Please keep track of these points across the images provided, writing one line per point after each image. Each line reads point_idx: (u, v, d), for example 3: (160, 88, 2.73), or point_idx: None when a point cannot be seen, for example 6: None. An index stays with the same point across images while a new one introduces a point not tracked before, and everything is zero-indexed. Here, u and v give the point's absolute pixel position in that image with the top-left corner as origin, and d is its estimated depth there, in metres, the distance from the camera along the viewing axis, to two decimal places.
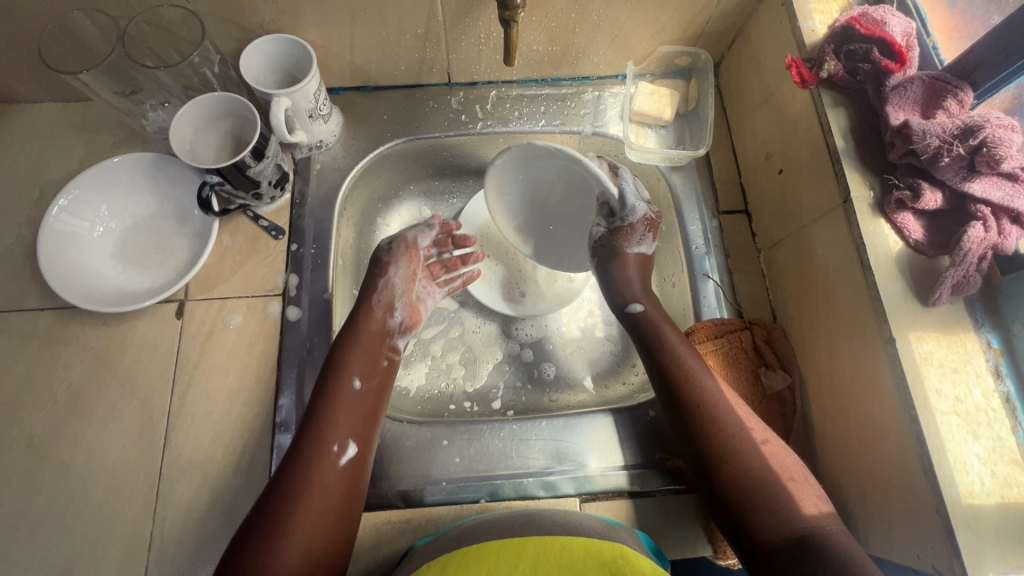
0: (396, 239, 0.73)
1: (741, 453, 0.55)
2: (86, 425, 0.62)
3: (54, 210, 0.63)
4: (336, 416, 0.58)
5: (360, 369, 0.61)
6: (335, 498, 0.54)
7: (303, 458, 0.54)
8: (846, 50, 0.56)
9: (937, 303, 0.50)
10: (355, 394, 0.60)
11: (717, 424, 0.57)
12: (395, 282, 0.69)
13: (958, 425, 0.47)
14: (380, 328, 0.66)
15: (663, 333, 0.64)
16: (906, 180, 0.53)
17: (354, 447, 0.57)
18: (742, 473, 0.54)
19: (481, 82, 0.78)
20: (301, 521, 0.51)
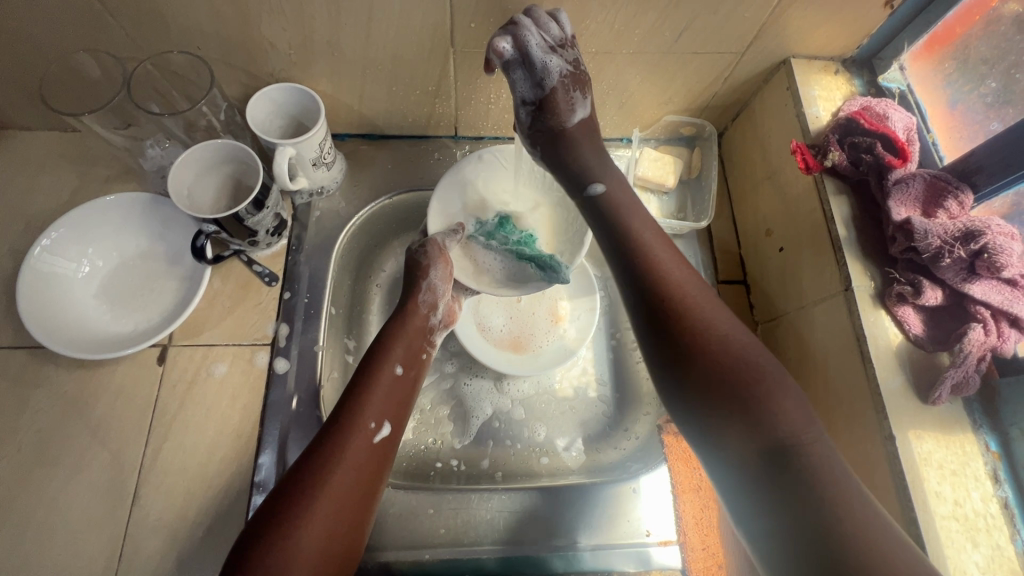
0: (429, 239, 0.67)
1: (776, 410, 0.45)
2: (50, 475, 0.58)
3: (37, 249, 0.61)
4: (373, 396, 0.56)
5: (402, 357, 0.60)
6: (365, 474, 0.51)
7: (338, 430, 0.52)
8: (850, 141, 0.58)
9: (937, 401, 0.50)
10: (396, 379, 0.58)
11: (732, 364, 0.48)
12: (438, 280, 0.64)
13: (958, 531, 0.47)
14: (422, 325, 0.65)
15: (654, 266, 0.54)
16: (906, 275, 0.53)
17: (387, 428, 0.55)
18: (771, 431, 0.44)
19: (488, 137, 0.79)
20: (330, 491, 0.48)
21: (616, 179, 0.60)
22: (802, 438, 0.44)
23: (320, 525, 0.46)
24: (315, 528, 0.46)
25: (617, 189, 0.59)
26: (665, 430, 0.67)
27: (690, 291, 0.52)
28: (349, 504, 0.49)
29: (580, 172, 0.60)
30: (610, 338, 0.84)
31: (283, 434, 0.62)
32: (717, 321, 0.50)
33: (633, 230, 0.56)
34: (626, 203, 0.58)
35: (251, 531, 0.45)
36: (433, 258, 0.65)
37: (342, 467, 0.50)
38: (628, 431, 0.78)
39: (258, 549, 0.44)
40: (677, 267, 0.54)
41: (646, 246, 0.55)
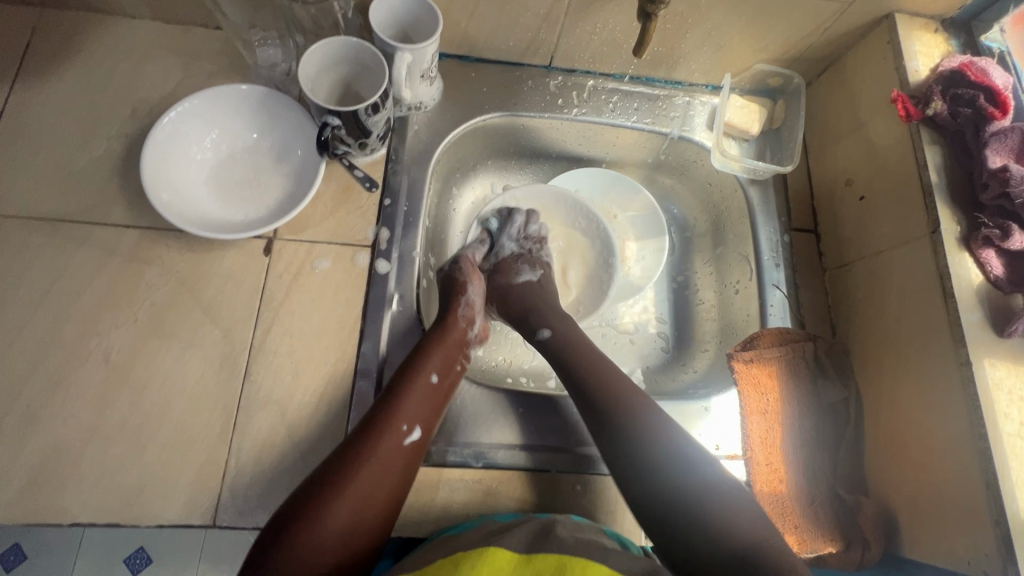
0: (459, 257, 0.73)
1: (771, 519, 0.52)
2: (165, 347, 0.61)
3: (165, 121, 0.63)
4: (409, 400, 0.59)
5: (438, 367, 0.62)
6: (394, 471, 0.55)
7: (372, 430, 0.56)
8: (953, 92, 0.61)
9: (1012, 334, 0.55)
10: (430, 388, 0.61)
11: (778, 518, 0.52)
12: (476, 299, 0.70)
13: (1022, 447, 0.52)
14: (461, 337, 0.67)
15: (594, 392, 0.61)
16: (994, 220, 0.57)
17: (418, 432, 0.59)
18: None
19: (580, 71, 0.80)
20: (357, 488, 0.53)
21: (566, 322, 0.69)
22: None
23: (344, 515, 0.52)
24: (342, 509, 0.52)
25: (562, 328, 0.68)
26: (737, 357, 0.70)
27: (649, 427, 0.57)
28: (373, 500, 0.54)
29: (533, 319, 0.70)
30: (672, 281, 0.88)
31: (383, 329, 0.66)
32: (720, 476, 0.54)
33: (601, 383, 0.61)
34: (585, 349, 0.65)
35: (289, 510, 0.51)
36: (469, 276, 0.71)
37: (373, 467, 0.54)
38: (686, 366, 0.82)
39: (290, 520, 0.50)
40: (628, 393, 0.61)
41: (628, 409, 0.59)
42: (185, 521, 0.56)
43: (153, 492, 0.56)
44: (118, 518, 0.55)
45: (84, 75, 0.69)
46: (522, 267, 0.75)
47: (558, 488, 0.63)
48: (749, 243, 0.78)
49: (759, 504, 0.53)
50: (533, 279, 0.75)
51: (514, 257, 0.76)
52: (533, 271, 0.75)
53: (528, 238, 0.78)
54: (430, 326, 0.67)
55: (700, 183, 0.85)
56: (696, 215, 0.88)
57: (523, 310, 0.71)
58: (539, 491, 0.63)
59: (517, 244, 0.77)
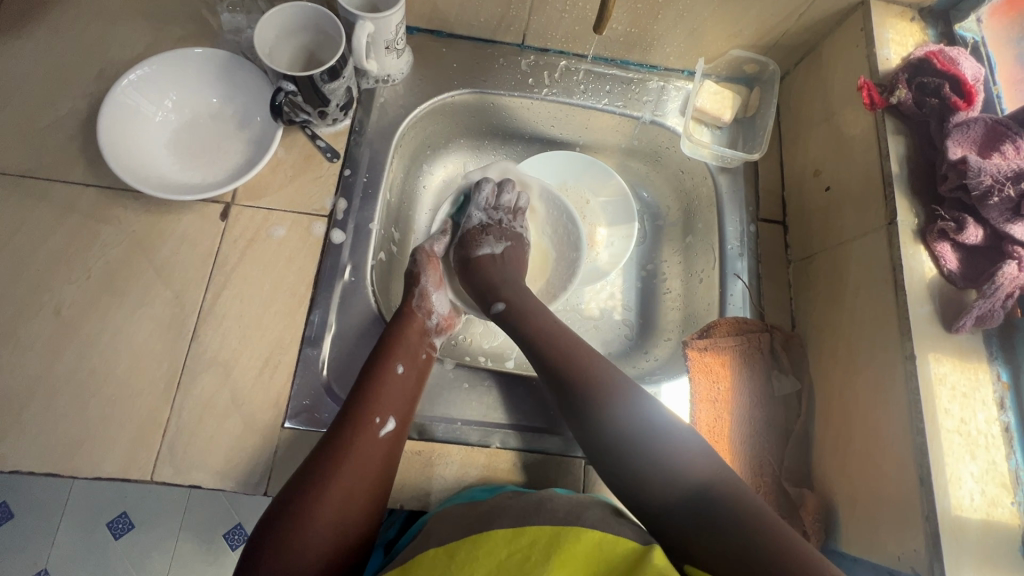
0: (417, 252, 0.73)
1: (762, 517, 0.46)
2: (115, 305, 0.62)
3: (124, 81, 0.63)
4: (379, 392, 0.58)
5: (403, 356, 0.62)
6: (373, 468, 0.54)
7: (344, 428, 0.55)
8: (919, 81, 0.59)
9: (960, 330, 0.54)
10: (398, 379, 0.60)
11: (633, 442, 0.52)
12: (429, 288, 0.70)
13: (959, 443, 0.51)
14: (421, 327, 0.66)
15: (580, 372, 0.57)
16: (952, 213, 0.56)
17: (393, 423, 0.57)
18: (670, 482, 0.50)
19: (553, 50, 0.79)
20: (339, 487, 0.51)
21: (523, 297, 0.67)
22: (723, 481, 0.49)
23: (329, 517, 0.49)
24: (326, 512, 0.49)
25: (515, 300, 0.67)
26: (690, 344, 0.71)
27: (607, 389, 0.56)
28: (356, 499, 0.52)
29: (485, 295, 0.68)
30: (641, 269, 0.87)
31: (333, 298, 0.66)
32: (627, 414, 0.54)
33: (556, 348, 0.60)
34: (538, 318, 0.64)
35: (272, 519, 0.49)
36: (424, 268, 0.71)
37: (350, 463, 0.52)
38: (647, 354, 0.81)
39: (278, 529, 0.48)
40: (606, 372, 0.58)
41: (597, 377, 0.57)
42: (124, 474, 0.57)
43: (94, 445, 0.57)
44: (58, 468, 0.56)
45: (52, 33, 0.70)
46: (485, 240, 0.74)
47: (498, 462, 0.63)
48: (715, 233, 0.77)
49: (741, 501, 0.47)
50: (495, 251, 0.74)
51: (480, 228, 0.75)
52: (496, 243, 0.74)
53: (497, 208, 0.77)
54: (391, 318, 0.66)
55: (672, 170, 0.84)
56: (669, 203, 0.87)
57: (476, 289, 0.70)
58: (478, 465, 0.62)
59: (488, 215, 0.77)
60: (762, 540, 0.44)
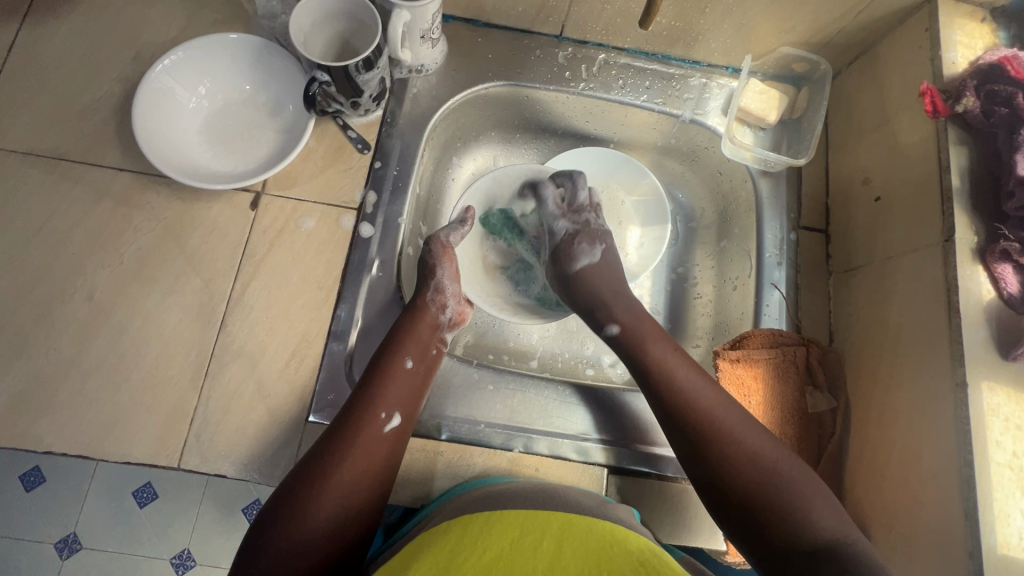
0: (431, 239, 0.69)
1: (804, 509, 0.49)
2: (146, 292, 0.62)
3: (158, 68, 0.63)
4: (386, 387, 0.57)
5: (412, 350, 0.61)
6: (375, 462, 0.53)
7: (349, 421, 0.54)
8: (988, 89, 0.55)
9: (1018, 359, 0.50)
10: (406, 374, 0.59)
11: (786, 502, 0.50)
12: (446, 281, 0.66)
13: (1010, 479, 0.48)
14: (433, 322, 0.64)
15: (693, 408, 0.56)
16: (1016, 233, 0.52)
17: (399, 418, 0.57)
18: (809, 536, 0.48)
19: (592, 43, 0.77)
20: (341, 478, 0.51)
21: (638, 316, 0.64)
22: (845, 535, 0.48)
23: (331, 504, 0.50)
24: (326, 504, 0.50)
25: (632, 325, 0.63)
26: (721, 355, 0.68)
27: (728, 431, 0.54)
28: (359, 491, 0.52)
29: (597, 311, 0.65)
30: (671, 272, 0.84)
31: (361, 293, 0.66)
32: (742, 456, 0.52)
33: (671, 381, 0.58)
34: (648, 338, 0.62)
35: (277, 503, 0.50)
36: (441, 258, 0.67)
37: (353, 456, 0.52)
38: None
39: (275, 518, 0.49)
40: (713, 408, 0.56)
41: (725, 424, 0.54)
42: (152, 459, 0.58)
43: (123, 430, 0.58)
44: (89, 450, 0.57)
45: (90, 15, 0.69)
46: (582, 248, 0.68)
47: (521, 465, 0.62)
48: (753, 240, 0.74)
49: (789, 492, 0.50)
50: (594, 260, 0.68)
51: (569, 237, 0.69)
52: (593, 249, 0.69)
53: (579, 211, 0.71)
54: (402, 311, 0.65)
55: (710, 171, 0.81)
56: (704, 205, 0.84)
57: (591, 301, 0.65)
58: (500, 468, 0.62)
59: (570, 221, 0.70)
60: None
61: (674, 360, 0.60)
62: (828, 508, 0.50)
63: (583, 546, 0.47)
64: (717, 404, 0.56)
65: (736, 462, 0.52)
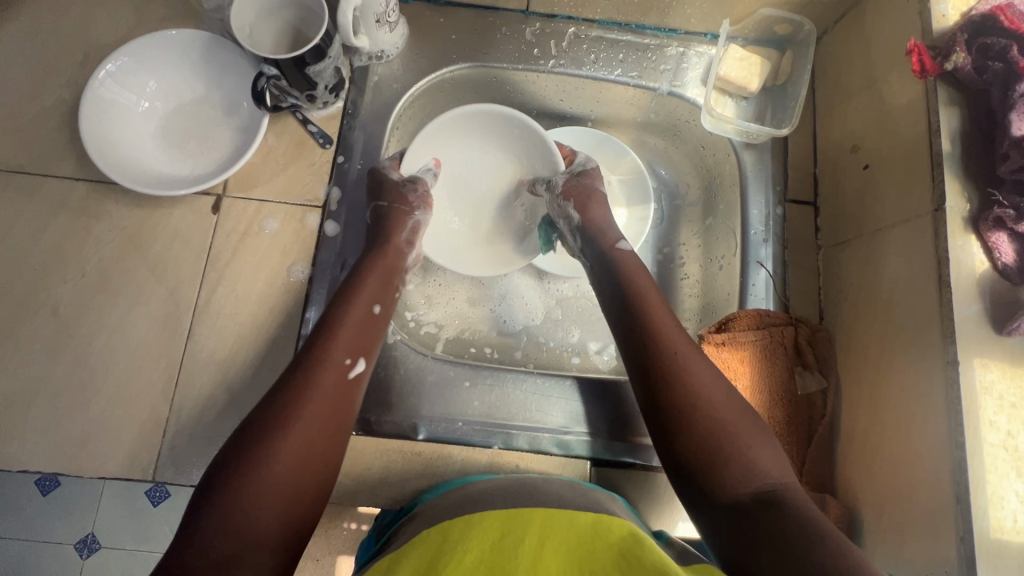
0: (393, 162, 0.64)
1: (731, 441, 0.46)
2: (111, 304, 0.61)
3: (101, 73, 0.60)
4: (341, 331, 0.51)
5: (374, 295, 0.56)
6: (334, 417, 0.47)
7: (303, 368, 0.48)
8: (981, 43, 0.51)
9: (1013, 333, 0.47)
10: (369, 317, 0.54)
11: (719, 452, 0.45)
12: (423, 221, 0.62)
13: (1005, 459, 0.45)
14: (399, 264, 0.60)
15: (671, 363, 0.50)
16: (1011, 199, 0.48)
17: (361, 365, 0.51)
18: (751, 482, 0.44)
19: (561, 16, 0.72)
20: (292, 436, 0.43)
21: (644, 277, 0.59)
22: (786, 485, 0.44)
23: (277, 468, 0.42)
24: (273, 467, 0.42)
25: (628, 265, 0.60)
26: (707, 339, 0.66)
27: (707, 425, 0.46)
28: (317, 450, 0.45)
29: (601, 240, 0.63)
30: (656, 253, 0.79)
31: (330, 293, 0.64)
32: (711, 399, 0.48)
33: (648, 319, 0.54)
34: (651, 294, 0.56)
35: (210, 480, 0.41)
36: (416, 200, 0.63)
37: (306, 405, 0.45)
38: None
39: (208, 488, 0.41)
40: (691, 355, 0.51)
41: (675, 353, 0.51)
42: (128, 474, 0.57)
43: (97, 444, 0.57)
44: (64, 467, 0.57)
45: (35, 18, 0.67)
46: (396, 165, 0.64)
47: (501, 462, 0.61)
48: (737, 216, 0.71)
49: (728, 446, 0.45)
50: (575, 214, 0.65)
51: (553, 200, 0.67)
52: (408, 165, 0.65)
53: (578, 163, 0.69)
54: (362, 251, 0.60)
55: (693, 146, 0.77)
56: (688, 180, 0.79)
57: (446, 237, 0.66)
58: (481, 465, 0.61)
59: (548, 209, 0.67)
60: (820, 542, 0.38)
61: (659, 297, 0.56)
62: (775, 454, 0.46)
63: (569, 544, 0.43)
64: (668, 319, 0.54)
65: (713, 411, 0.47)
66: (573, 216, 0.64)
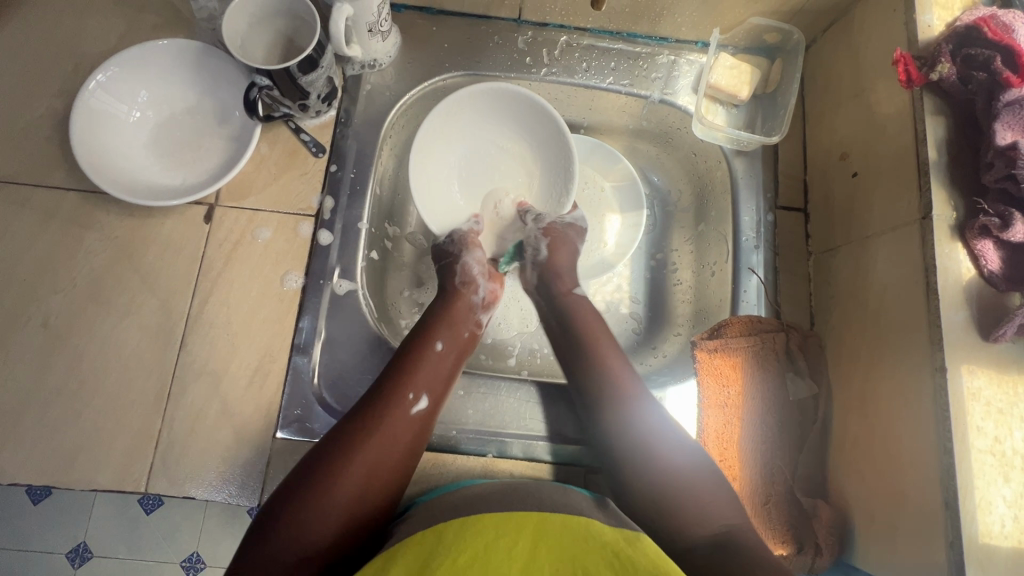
0: (457, 235, 0.67)
1: (684, 508, 0.51)
2: (103, 314, 0.61)
3: (92, 82, 0.60)
4: (420, 370, 0.56)
5: (443, 334, 0.60)
6: (399, 450, 0.51)
7: (377, 402, 0.53)
8: (965, 54, 0.52)
9: (998, 339, 0.48)
10: (437, 356, 0.58)
11: (673, 499, 0.52)
12: (472, 265, 0.65)
13: (992, 465, 0.46)
14: (467, 305, 0.64)
15: (615, 399, 0.58)
16: (996, 207, 0.49)
17: (426, 401, 0.55)
18: (705, 526, 0.50)
19: (553, 25, 0.73)
20: (354, 468, 0.48)
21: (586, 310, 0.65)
22: (736, 528, 0.51)
23: (341, 501, 0.47)
24: (338, 498, 0.47)
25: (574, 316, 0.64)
26: (699, 346, 0.67)
27: (643, 467, 0.54)
28: (377, 477, 0.49)
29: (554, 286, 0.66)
30: (649, 259, 0.80)
31: (323, 302, 0.64)
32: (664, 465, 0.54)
33: (598, 360, 0.60)
34: (592, 321, 0.63)
35: (285, 490, 0.47)
36: (466, 246, 0.66)
37: (375, 439, 0.50)
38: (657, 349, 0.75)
39: (272, 518, 0.46)
40: (631, 394, 0.58)
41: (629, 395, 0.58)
42: (120, 486, 0.57)
43: (89, 456, 0.57)
44: (56, 479, 0.57)
45: (25, 27, 0.66)
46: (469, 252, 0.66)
47: (495, 469, 0.61)
48: (728, 222, 0.72)
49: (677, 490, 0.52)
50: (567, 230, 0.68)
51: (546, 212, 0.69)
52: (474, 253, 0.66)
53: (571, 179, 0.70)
54: (435, 297, 0.65)
55: (685, 153, 0.77)
56: (680, 187, 0.80)
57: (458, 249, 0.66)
58: (475, 473, 0.61)
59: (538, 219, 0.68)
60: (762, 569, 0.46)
61: (611, 345, 0.62)
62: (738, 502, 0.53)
63: (559, 548, 0.43)
64: (616, 363, 0.60)
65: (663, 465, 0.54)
66: (540, 254, 0.67)
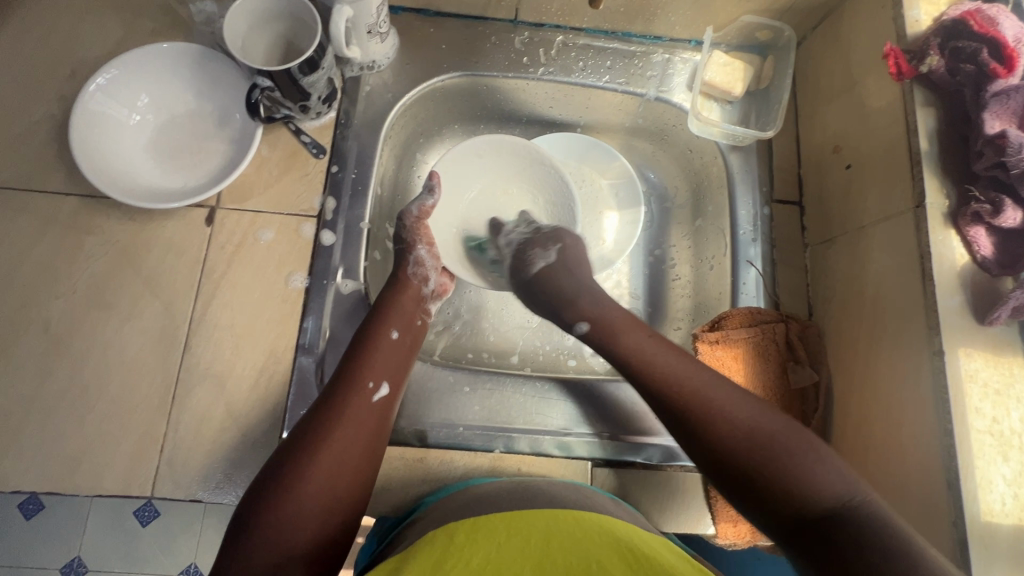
0: (404, 215, 0.67)
1: (801, 476, 0.45)
2: (105, 318, 0.60)
3: (91, 86, 0.60)
4: (371, 355, 0.55)
5: (397, 322, 0.59)
6: (364, 438, 0.51)
7: (335, 393, 0.52)
8: (953, 46, 0.53)
9: (993, 322, 0.49)
10: (392, 343, 0.58)
11: (784, 468, 0.46)
12: (426, 255, 0.65)
13: (991, 444, 0.47)
14: (418, 294, 0.64)
15: (686, 393, 0.52)
16: (987, 193, 0.51)
17: (386, 388, 0.55)
18: (812, 503, 0.44)
19: (549, 25, 0.74)
20: (325, 459, 0.48)
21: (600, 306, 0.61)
22: (856, 498, 0.44)
23: (314, 492, 0.46)
24: (310, 491, 0.46)
25: (601, 318, 0.60)
26: (700, 337, 0.67)
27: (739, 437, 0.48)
28: (346, 471, 0.48)
29: (565, 311, 0.62)
30: (648, 254, 0.81)
31: (327, 302, 0.64)
32: (731, 429, 0.49)
33: (643, 358, 0.56)
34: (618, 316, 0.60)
35: (255, 495, 0.46)
36: (418, 234, 0.66)
37: (342, 426, 0.50)
38: None
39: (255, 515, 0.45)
40: (695, 381, 0.53)
41: (664, 373, 0.54)
42: (125, 491, 0.56)
43: (93, 461, 0.57)
44: (59, 486, 0.56)
45: (22, 32, 0.66)
46: (536, 254, 0.67)
47: (502, 465, 0.61)
48: (725, 217, 0.73)
49: (788, 460, 0.46)
50: (549, 263, 0.66)
51: (520, 250, 0.68)
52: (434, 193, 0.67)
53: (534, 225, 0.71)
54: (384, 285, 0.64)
55: (681, 149, 0.79)
56: (676, 184, 0.81)
57: (546, 309, 0.64)
58: (483, 469, 0.61)
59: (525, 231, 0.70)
60: (880, 548, 0.40)
61: (657, 346, 0.57)
62: (827, 469, 0.46)
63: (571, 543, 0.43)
64: (665, 360, 0.55)
65: (740, 435, 0.48)
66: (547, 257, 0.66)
